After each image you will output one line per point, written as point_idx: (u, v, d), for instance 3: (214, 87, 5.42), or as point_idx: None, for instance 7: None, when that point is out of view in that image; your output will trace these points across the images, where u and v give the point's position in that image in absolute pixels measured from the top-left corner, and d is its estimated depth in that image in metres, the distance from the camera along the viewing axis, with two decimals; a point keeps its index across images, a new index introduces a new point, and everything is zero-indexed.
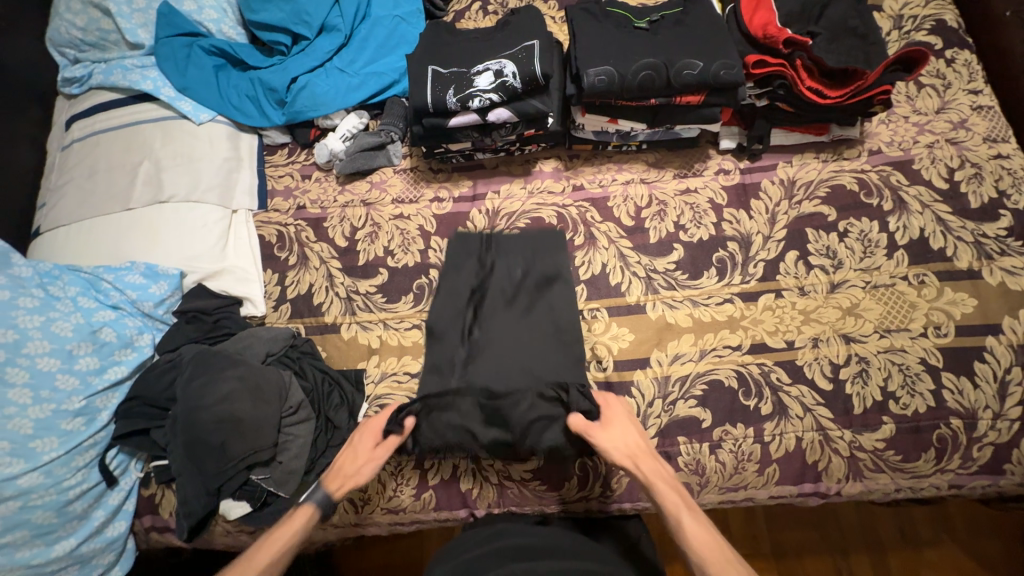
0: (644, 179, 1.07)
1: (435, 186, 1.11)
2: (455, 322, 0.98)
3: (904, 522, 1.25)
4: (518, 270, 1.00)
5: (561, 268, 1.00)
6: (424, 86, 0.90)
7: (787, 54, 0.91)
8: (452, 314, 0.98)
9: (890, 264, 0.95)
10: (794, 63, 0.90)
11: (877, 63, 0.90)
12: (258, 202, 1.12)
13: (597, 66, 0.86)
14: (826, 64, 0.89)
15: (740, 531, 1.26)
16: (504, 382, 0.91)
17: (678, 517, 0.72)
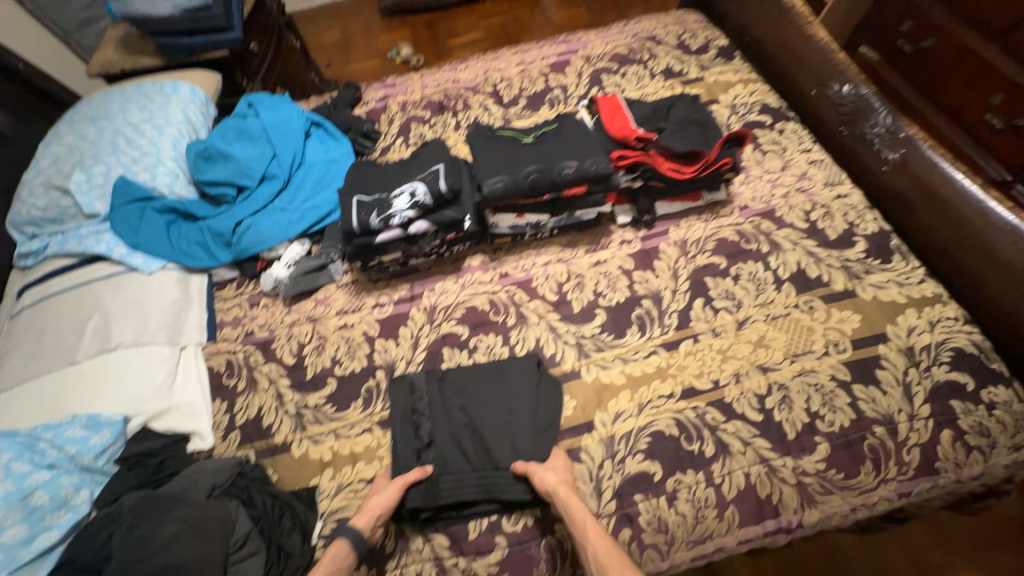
0: (560, 258, 1.21)
1: (376, 293, 1.21)
2: (450, 427, 0.99)
3: (911, 552, 1.22)
4: (499, 416, 0.99)
5: (543, 414, 0.99)
6: (350, 213, 1.04)
7: (642, 147, 1.12)
8: (444, 419, 1.00)
9: (781, 296, 1.08)
10: (649, 153, 1.11)
11: (714, 142, 1.12)
12: (207, 335, 1.18)
13: (494, 177, 1.03)
14: (675, 149, 1.10)
15: None
16: (477, 437, 0.97)
17: (556, 485, 0.86)
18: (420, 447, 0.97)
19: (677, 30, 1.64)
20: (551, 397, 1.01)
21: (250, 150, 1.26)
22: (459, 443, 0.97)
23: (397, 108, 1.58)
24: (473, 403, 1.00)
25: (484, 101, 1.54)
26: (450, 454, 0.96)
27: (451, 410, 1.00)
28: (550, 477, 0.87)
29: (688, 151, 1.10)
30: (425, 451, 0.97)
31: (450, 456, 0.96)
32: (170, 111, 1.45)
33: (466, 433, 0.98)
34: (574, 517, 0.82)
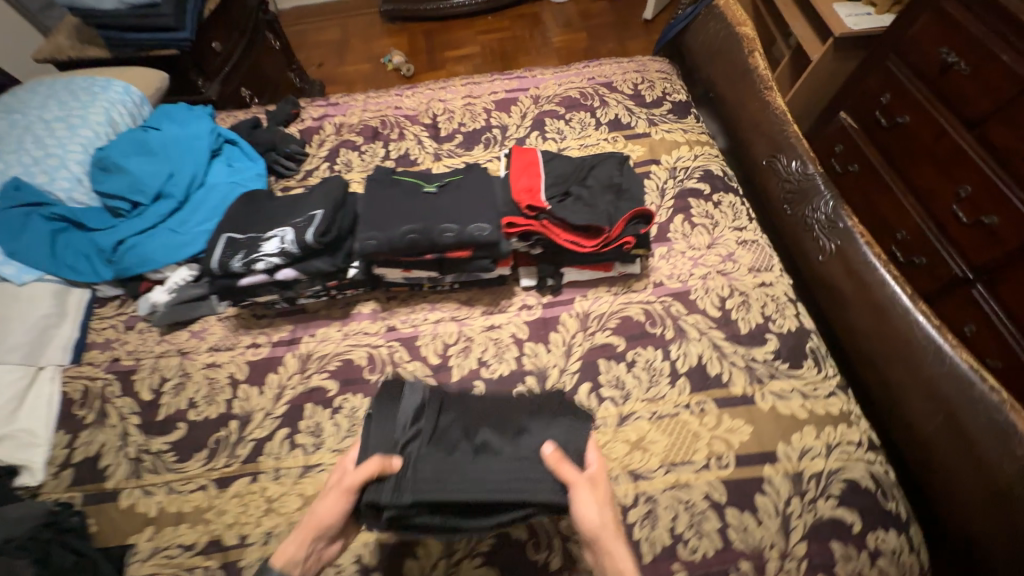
0: (454, 316, 1.13)
1: (255, 332, 1.14)
2: (444, 425, 0.83)
3: None
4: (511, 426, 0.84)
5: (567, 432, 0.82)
6: (214, 250, 0.97)
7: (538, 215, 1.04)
8: (440, 417, 0.85)
9: (673, 392, 0.99)
10: (542, 223, 1.02)
11: (619, 218, 1.03)
12: (71, 356, 1.11)
13: (371, 231, 0.96)
14: (571, 221, 1.01)
15: None
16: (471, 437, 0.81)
17: (603, 520, 0.71)
18: (402, 432, 0.80)
19: (635, 78, 1.55)
20: (568, 412, 0.86)
21: (148, 165, 1.20)
22: (449, 446, 0.79)
23: (331, 129, 1.51)
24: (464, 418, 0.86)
25: (419, 133, 1.48)
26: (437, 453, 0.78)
27: (447, 410, 0.86)
28: (587, 513, 0.71)
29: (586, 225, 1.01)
30: (410, 438, 0.80)
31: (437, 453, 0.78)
32: (91, 111, 1.39)
33: (464, 435, 0.82)
34: (593, 533, 0.70)
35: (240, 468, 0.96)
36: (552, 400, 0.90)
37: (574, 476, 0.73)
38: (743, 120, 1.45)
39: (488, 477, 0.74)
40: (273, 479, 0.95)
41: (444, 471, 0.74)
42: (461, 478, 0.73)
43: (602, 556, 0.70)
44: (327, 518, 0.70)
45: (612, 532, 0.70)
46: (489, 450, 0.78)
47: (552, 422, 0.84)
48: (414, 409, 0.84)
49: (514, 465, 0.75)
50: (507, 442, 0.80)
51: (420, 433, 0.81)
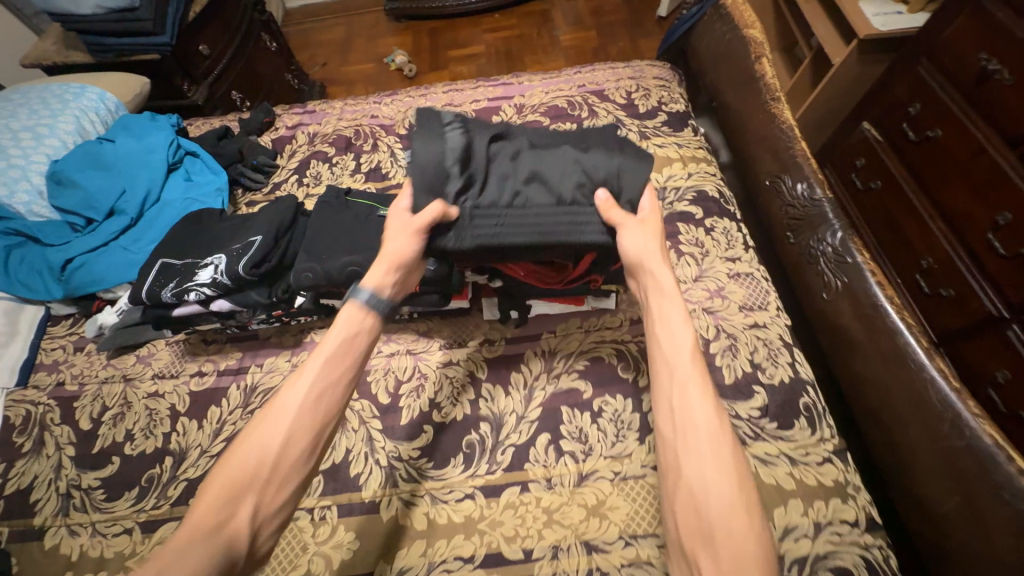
0: (410, 349, 1.04)
1: (202, 359, 1.08)
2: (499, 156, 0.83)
3: None
4: (563, 173, 0.81)
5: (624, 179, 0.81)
6: (148, 277, 0.91)
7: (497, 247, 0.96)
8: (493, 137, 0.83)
9: (641, 450, 0.88)
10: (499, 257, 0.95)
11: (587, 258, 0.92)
12: (17, 379, 1.07)
13: (309, 263, 0.88)
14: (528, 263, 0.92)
15: None
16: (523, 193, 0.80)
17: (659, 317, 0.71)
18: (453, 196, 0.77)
19: (629, 86, 1.42)
20: (620, 150, 0.84)
21: (102, 180, 1.16)
22: (506, 174, 0.82)
23: (304, 139, 1.44)
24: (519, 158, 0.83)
25: (394, 144, 1.39)
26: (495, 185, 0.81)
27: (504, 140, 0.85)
28: (631, 241, 0.76)
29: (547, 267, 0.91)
30: (461, 188, 0.78)
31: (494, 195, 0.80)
32: (60, 119, 1.34)
33: (519, 165, 0.82)
34: (671, 374, 0.66)
35: (168, 511, 0.90)
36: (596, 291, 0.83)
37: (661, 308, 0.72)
38: (747, 134, 1.30)
39: (545, 171, 0.82)
40: None
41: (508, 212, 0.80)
42: (499, 224, 0.79)
43: (675, 364, 0.67)
44: (405, 256, 0.78)
45: (697, 369, 0.66)
46: (527, 208, 0.80)
47: (597, 176, 0.80)
48: (461, 155, 0.79)
49: (566, 170, 0.81)
50: (549, 166, 0.82)
51: (470, 188, 0.79)
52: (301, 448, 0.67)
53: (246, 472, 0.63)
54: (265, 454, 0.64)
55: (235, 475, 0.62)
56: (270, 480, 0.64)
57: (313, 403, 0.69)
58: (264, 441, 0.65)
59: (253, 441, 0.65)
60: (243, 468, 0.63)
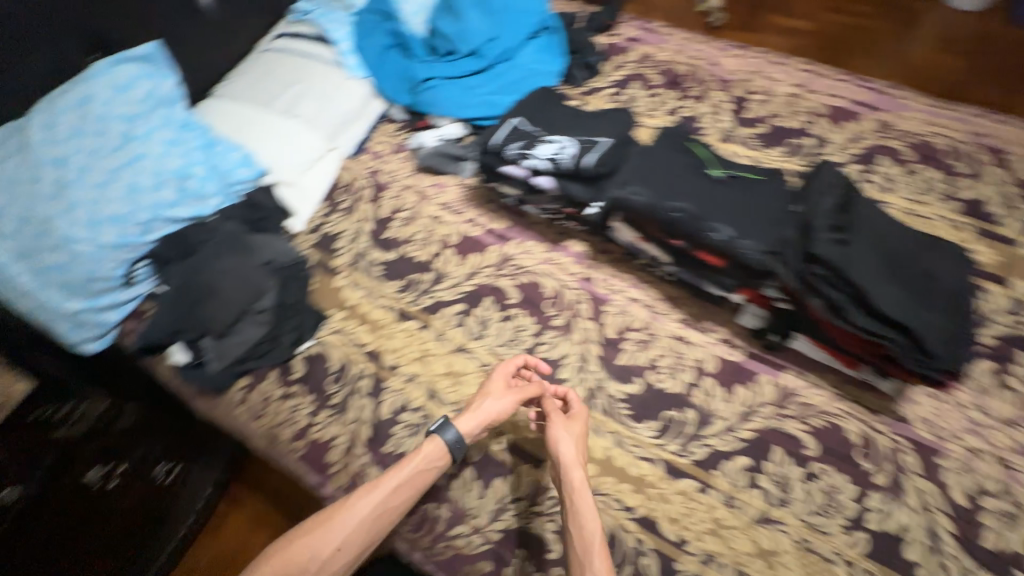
0: (650, 305, 1.06)
1: (479, 211, 1.22)
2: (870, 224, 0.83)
3: None
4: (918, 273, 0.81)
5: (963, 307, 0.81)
6: (501, 129, 1.03)
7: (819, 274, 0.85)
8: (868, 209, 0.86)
9: (842, 539, 0.82)
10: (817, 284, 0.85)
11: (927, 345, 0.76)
12: (353, 150, 1.35)
13: (638, 187, 0.90)
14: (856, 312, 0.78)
15: None
16: (880, 265, 0.79)
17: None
18: (821, 230, 0.81)
19: None
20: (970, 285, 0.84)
21: (478, 21, 1.28)
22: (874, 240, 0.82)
23: (635, 57, 1.42)
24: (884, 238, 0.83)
25: (722, 101, 1.29)
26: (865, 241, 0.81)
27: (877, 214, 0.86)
28: (572, 447, 0.83)
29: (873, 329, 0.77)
30: (831, 231, 0.81)
31: (860, 250, 0.79)
32: None
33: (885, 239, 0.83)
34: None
35: (416, 313, 1.10)
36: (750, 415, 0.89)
37: (581, 503, 0.78)
38: None
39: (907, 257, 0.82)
40: (434, 338, 1.06)
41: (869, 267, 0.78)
42: (855, 276, 0.77)
43: (587, 570, 0.72)
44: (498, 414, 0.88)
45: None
46: (893, 279, 0.79)
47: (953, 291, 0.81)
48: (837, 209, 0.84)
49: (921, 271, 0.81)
50: (909, 258, 0.82)
51: (839, 234, 0.81)
52: (365, 527, 0.76)
53: (299, 563, 0.72)
54: (314, 558, 0.73)
55: (297, 550, 0.73)
56: (338, 542, 0.75)
57: (360, 531, 0.76)
58: (319, 549, 0.74)
59: (315, 541, 0.74)
60: (289, 564, 0.72)
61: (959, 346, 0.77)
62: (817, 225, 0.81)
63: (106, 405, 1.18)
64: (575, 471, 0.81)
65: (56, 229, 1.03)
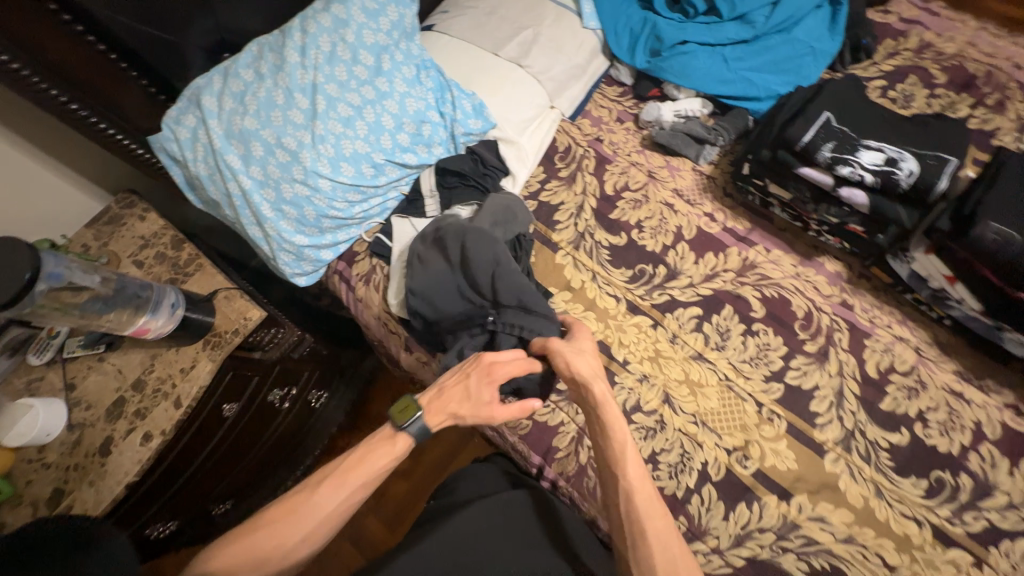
0: (920, 349, 0.95)
1: (717, 205, 1.09)
2: None
3: None
4: None
5: None
6: (811, 125, 0.88)
7: None
8: None
9: None
10: None
11: None
12: (571, 113, 1.22)
13: (999, 224, 0.77)
14: None
15: None
16: None
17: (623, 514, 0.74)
18: None
19: None
20: None
21: None
22: None
23: (913, 45, 1.19)
24: None
25: None
26: None
27: None
28: (580, 365, 0.84)
29: None
30: None
31: None
32: None
33: None
34: (626, 470, 0.75)
35: (647, 309, 1.02)
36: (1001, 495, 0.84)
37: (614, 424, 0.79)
38: None
39: None
40: (667, 339, 1.00)
41: None
42: None
43: (624, 470, 0.75)
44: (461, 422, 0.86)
45: (643, 482, 0.75)
46: None
47: None
48: None
49: None
50: None
51: None
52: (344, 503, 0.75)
53: (263, 549, 0.70)
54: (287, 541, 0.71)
55: (258, 541, 0.70)
56: (319, 522, 0.73)
57: (327, 519, 0.74)
58: (282, 538, 0.71)
59: (278, 532, 0.71)
60: (260, 554, 0.69)
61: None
62: None
63: (297, 336, 1.25)
64: (597, 388, 0.82)
65: (302, 161, 0.98)
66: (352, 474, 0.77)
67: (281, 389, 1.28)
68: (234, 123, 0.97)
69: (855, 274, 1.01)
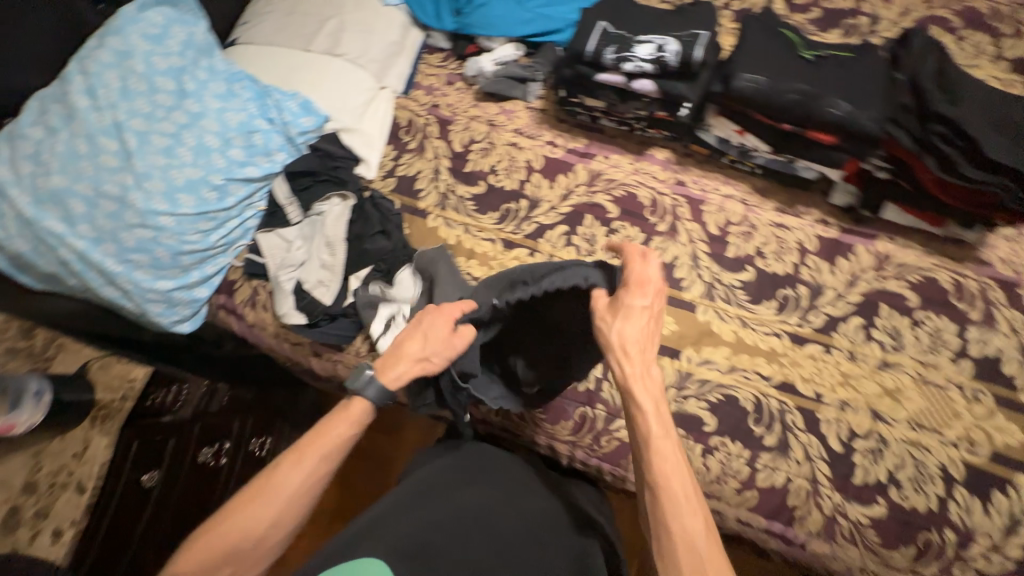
0: (744, 199, 1.11)
1: (554, 132, 1.20)
2: (978, 87, 0.88)
3: None
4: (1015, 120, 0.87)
5: None
6: (588, 35, 1.00)
7: (915, 153, 0.89)
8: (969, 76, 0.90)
9: (951, 368, 0.94)
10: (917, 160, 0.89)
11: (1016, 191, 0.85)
12: (403, 88, 1.26)
13: (750, 73, 0.92)
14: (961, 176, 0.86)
15: None
16: (988, 121, 0.85)
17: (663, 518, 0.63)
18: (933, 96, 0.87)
19: None
20: None
21: None
22: (980, 105, 0.87)
23: None
24: (987, 101, 0.87)
25: None
26: (975, 105, 0.87)
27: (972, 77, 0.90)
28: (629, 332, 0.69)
29: (983, 181, 0.85)
30: (941, 98, 0.87)
31: (974, 108, 0.86)
32: None
33: (982, 98, 0.87)
34: (663, 473, 0.64)
35: (521, 240, 1.10)
36: (829, 291, 1.02)
37: (653, 410, 0.68)
38: None
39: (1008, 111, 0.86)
40: (546, 261, 1.08)
41: (982, 123, 0.85)
42: (968, 129, 0.84)
43: (659, 468, 0.64)
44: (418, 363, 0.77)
45: (679, 486, 0.64)
46: (997, 133, 0.85)
47: None
48: (942, 82, 0.89)
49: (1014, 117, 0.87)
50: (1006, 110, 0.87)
51: (945, 99, 0.87)
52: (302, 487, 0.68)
53: (235, 542, 0.65)
54: (248, 537, 0.66)
55: (228, 530, 0.65)
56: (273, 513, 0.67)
57: (298, 494, 0.68)
58: (255, 522, 0.66)
59: (244, 517, 0.66)
60: (234, 541, 0.65)
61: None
62: (929, 89, 0.88)
63: (208, 387, 1.12)
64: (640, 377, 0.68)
65: (133, 204, 0.95)
66: (316, 447, 0.70)
67: (210, 449, 1.12)
68: (41, 185, 0.92)
69: (680, 155, 1.16)
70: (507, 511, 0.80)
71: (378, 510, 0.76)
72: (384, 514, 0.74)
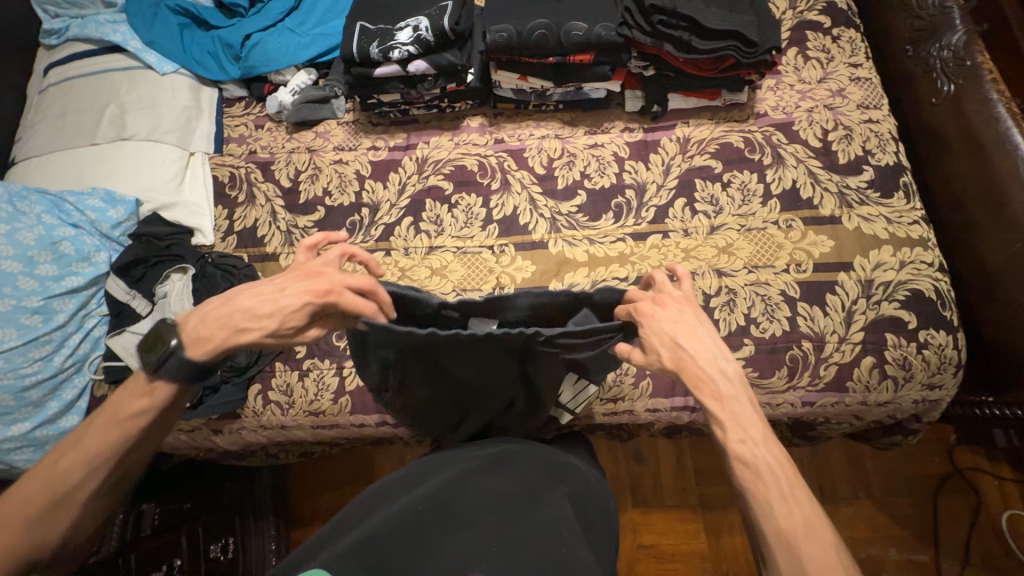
0: (558, 135, 1.19)
1: (373, 137, 1.23)
2: None
3: (822, 480, 1.41)
4: None
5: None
6: (352, 39, 1.08)
7: (657, 44, 1.04)
8: None
9: (764, 210, 1.08)
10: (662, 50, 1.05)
11: (742, 44, 1.02)
12: (213, 146, 1.24)
13: (498, 25, 1.04)
14: (694, 47, 1.02)
15: (668, 480, 1.44)
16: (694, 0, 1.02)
17: (750, 469, 0.57)
18: None
19: None
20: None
21: None
22: None
23: None
24: None
25: None
26: None
27: None
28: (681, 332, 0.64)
29: (712, 49, 1.02)
30: None
31: None
32: None
33: None
34: (741, 436, 0.58)
35: (375, 245, 1.13)
36: (653, 186, 1.12)
37: (726, 389, 0.60)
38: None
39: None
40: (403, 255, 1.12)
41: (691, 3, 1.01)
42: (683, 10, 1.00)
43: (736, 430, 0.58)
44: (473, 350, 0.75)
45: (758, 439, 0.58)
46: (705, 6, 1.02)
47: (752, 8, 1.04)
48: None
49: None
50: None
51: None
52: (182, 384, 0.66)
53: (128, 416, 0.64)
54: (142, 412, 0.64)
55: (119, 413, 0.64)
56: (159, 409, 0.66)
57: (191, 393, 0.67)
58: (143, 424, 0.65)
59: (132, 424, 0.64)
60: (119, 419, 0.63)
61: (773, 26, 1.03)
62: None
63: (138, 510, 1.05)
64: (705, 368, 0.61)
65: None
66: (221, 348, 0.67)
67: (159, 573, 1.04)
68: None
69: (491, 117, 1.23)
70: (467, 488, 0.71)
71: (324, 532, 0.69)
72: (335, 531, 0.69)
